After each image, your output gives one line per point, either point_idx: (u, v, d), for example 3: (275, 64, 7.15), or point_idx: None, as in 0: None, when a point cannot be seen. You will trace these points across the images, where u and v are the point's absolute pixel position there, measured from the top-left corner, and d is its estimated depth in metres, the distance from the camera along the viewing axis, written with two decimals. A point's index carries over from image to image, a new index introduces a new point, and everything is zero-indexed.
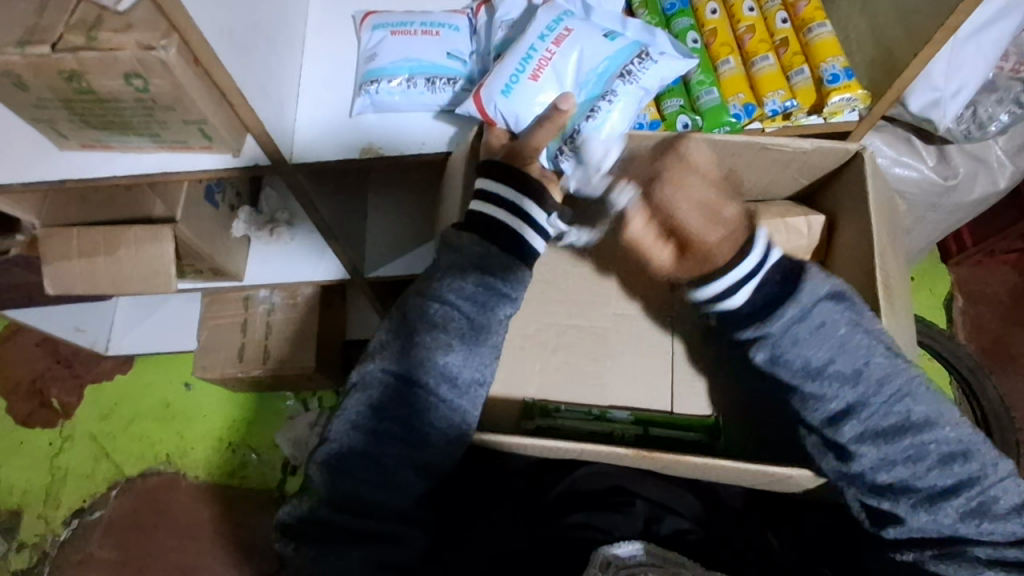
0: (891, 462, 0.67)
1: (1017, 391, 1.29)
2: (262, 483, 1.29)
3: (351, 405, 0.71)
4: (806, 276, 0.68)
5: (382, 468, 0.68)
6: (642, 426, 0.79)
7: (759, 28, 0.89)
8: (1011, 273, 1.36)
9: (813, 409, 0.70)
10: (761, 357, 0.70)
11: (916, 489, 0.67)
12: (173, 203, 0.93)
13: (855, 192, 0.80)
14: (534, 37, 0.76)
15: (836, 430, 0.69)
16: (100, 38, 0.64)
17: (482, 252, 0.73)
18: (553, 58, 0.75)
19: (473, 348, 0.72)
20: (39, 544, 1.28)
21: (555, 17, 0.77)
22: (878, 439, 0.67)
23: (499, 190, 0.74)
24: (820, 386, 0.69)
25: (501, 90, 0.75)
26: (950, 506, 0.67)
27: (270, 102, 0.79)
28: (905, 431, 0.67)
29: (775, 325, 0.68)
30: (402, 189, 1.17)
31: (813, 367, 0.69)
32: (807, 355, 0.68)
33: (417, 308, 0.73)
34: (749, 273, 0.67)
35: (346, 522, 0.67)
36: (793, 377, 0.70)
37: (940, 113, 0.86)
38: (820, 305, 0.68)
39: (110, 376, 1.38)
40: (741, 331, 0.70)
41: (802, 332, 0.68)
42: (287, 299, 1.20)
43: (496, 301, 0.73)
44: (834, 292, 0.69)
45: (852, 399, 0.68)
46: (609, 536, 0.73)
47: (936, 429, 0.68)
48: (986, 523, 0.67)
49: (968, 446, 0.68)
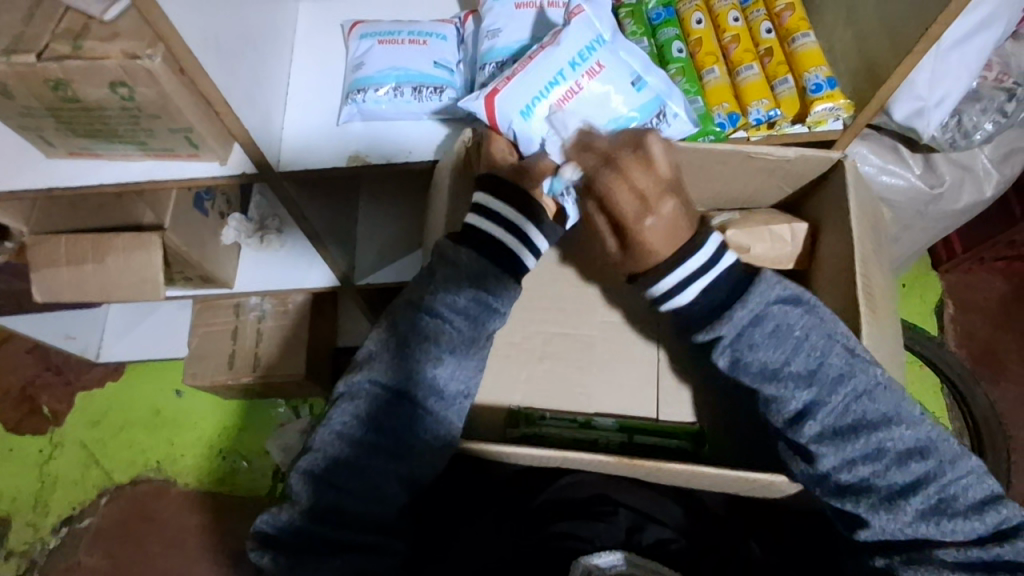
0: (851, 461, 0.68)
1: (1008, 398, 1.29)
2: (252, 490, 1.28)
3: (337, 415, 0.71)
4: (759, 279, 0.71)
5: (361, 479, 0.68)
6: (627, 433, 0.79)
7: (744, 38, 0.90)
8: (1001, 281, 1.37)
9: (777, 411, 0.71)
10: (723, 362, 0.72)
11: (877, 488, 0.67)
12: (162, 210, 0.93)
13: (839, 200, 0.81)
14: (566, 63, 0.74)
15: (798, 430, 0.70)
16: (85, 47, 0.64)
17: (479, 269, 0.73)
18: (580, 91, 0.74)
19: (454, 360, 0.72)
20: (27, 553, 1.27)
21: (588, 44, 0.75)
22: (836, 438, 0.68)
23: (498, 207, 0.75)
24: (777, 389, 0.70)
25: (519, 109, 0.74)
26: (910, 506, 0.66)
27: (256, 111, 0.79)
28: (861, 429, 0.68)
29: (728, 327, 0.71)
30: (392, 197, 1.17)
31: (771, 370, 0.70)
32: (762, 358, 0.70)
33: (409, 318, 0.73)
34: (698, 271, 0.72)
35: (320, 533, 0.67)
36: (753, 380, 0.71)
37: (925, 122, 0.87)
38: (772, 309, 0.71)
39: (100, 383, 1.37)
40: (699, 334, 0.73)
41: (757, 336, 0.71)
42: (277, 306, 1.20)
43: (486, 316, 0.74)
44: (790, 295, 0.71)
45: (810, 399, 0.69)
46: (591, 547, 0.74)
47: (893, 427, 0.68)
48: (947, 521, 0.66)
49: (926, 443, 0.68)
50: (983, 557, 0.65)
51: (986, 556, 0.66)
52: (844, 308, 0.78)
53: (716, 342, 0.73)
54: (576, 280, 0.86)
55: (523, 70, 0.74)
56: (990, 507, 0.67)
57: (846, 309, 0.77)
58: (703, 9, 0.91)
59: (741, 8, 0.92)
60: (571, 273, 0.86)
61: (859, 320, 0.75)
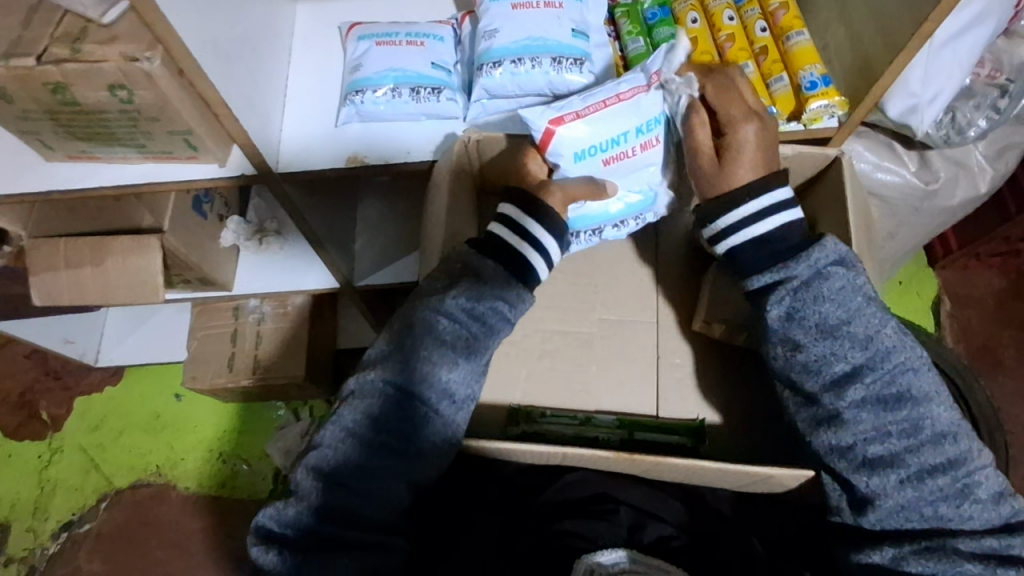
0: (883, 433, 0.67)
1: (1006, 393, 1.30)
2: (253, 494, 1.29)
3: (348, 412, 0.71)
4: (821, 241, 0.71)
5: (377, 469, 0.68)
6: (627, 430, 0.78)
7: (739, 37, 0.91)
8: (997, 277, 1.38)
9: (818, 373, 0.69)
10: (777, 311, 0.70)
11: (906, 465, 0.66)
12: (161, 213, 0.93)
13: (835, 198, 0.81)
14: (632, 128, 0.77)
15: (840, 393, 0.68)
16: (83, 50, 0.64)
17: (502, 281, 0.74)
18: (630, 156, 0.79)
19: (472, 362, 0.72)
20: (27, 558, 1.27)
21: (659, 117, 0.78)
22: (877, 406, 0.67)
23: (519, 218, 0.76)
24: (831, 346, 0.69)
25: (572, 151, 0.77)
26: (935, 485, 0.65)
27: (255, 113, 0.80)
28: (905, 401, 0.67)
29: (804, 264, 0.70)
30: (390, 199, 1.18)
31: (829, 325, 0.69)
32: (823, 312, 0.69)
33: (424, 322, 0.72)
34: (781, 204, 0.72)
35: (332, 532, 0.67)
36: (804, 336, 0.69)
37: (918, 119, 0.88)
38: (833, 269, 0.69)
39: (99, 388, 1.37)
40: (754, 279, 0.72)
41: (824, 290, 0.69)
42: (276, 308, 1.20)
43: (499, 325, 0.74)
44: (849, 264, 0.70)
45: (859, 362, 0.68)
46: (594, 545, 0.74)
47: (931, 406, 0.68)
48: (967, 506, 0.66)
49: (956, 428, 0.68)
50: (997, 548, 0.65)
51: (998, 547, 0.65)
52: None
53: (774, 292, 0.70)
54: (574, 280, 0.87)
55: (595, 114, 0.76)
56: (1004, 499, 0.67)
57: None
58: (698, 9, 0.93)
59: (736, 7, 0.93)
60: (569, 273, 0.87)
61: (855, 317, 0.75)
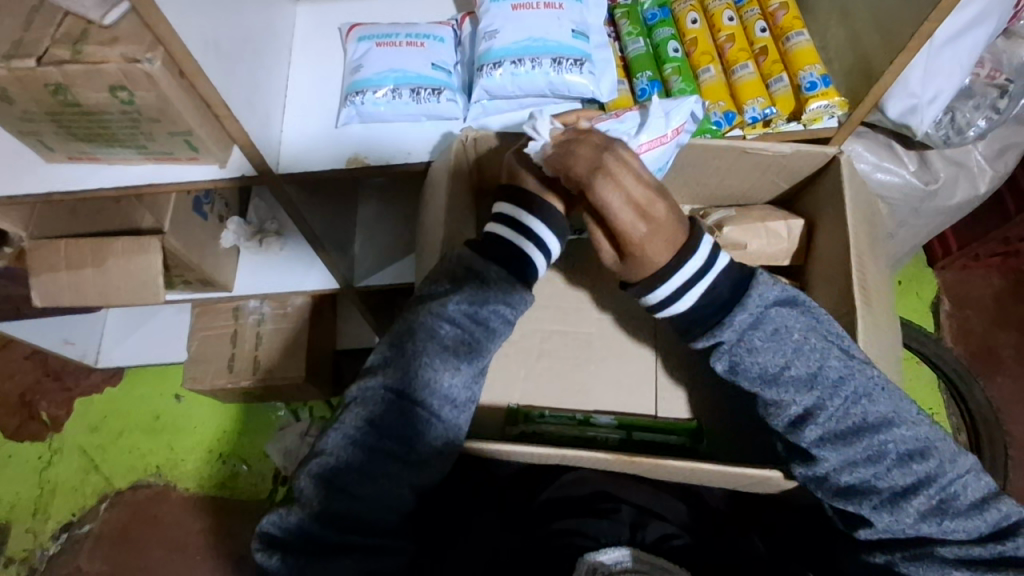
0: (851, 462, 0.66)
1: (1005, 392, 1.30)
2: (253, 495, 1.29)
3: (348, 419, 0.70)
4: (754, 280, 0.71)
5: (375, 486, 0.68)
6: (625, 430, 0.79)
7: (739, 37, 0.91)
8: (996, 277, 1.38)
9: (777, 414, 0.69)
10: (721, 366, 0.71)
11: (878, 491, 0.66)
12: (163, 213, 0.92)
13: (833, 198, 0.81)
14: None
15: (798, 434, 0.68)
16: (85, 51, 0.64)
17: (507, 286, 0.74)
18: None
19: (473, 366, 0.73)
20: (27, 559, 1.27)
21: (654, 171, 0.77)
22: (838, 441, 0.66)
23: (517, 214, 0.76)
24: (778, 393, 0.69)
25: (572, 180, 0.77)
26: (913, 506, 0.65)
27: (256, 114, 0.80)
28: (863, 432, 0.67)
29: (728, 331, 0.70)
30: (391, 201, 1.19)
31: (771, 374, 0.69)
32: (762, 361, 0.69)
33: (403, 339, 0.72)
34: (696, 275, 0.69)
35: (334, 538, 0.67)
36: (751, 385, 0.70)
37: (918, 119, 0.87)
38: (770, 312, 0.70)
39: (99, 389, 1.38)
40: (696, 339, 0.72)
41: (757, 339, 0.69)
42: (277, 309, 1.20)
43: (501, 328, 0.75)
44: (784, 297, 0.71)
45: (811, 403, 0.68)
46: (596, 543, 0.73)
47: (893, 429, 0.67)
48: (949, 520, 0.65)
49: (925, 444, 0.67)
50: (984, 554, 0.65)
51: (987, 553, 0.65)
52: (839, 302, 0.78)
53: (716, 347, 0.71)
54: (573, 280, 0.87)
55: None
56: (988, 505, 0.67)
57: (842, 305, 0.78)
58: (698, 10, 0.93)
59: (736, 7, 0.93)
60: (568, 272, 0.87)
61: (854, 318, 0.74)
